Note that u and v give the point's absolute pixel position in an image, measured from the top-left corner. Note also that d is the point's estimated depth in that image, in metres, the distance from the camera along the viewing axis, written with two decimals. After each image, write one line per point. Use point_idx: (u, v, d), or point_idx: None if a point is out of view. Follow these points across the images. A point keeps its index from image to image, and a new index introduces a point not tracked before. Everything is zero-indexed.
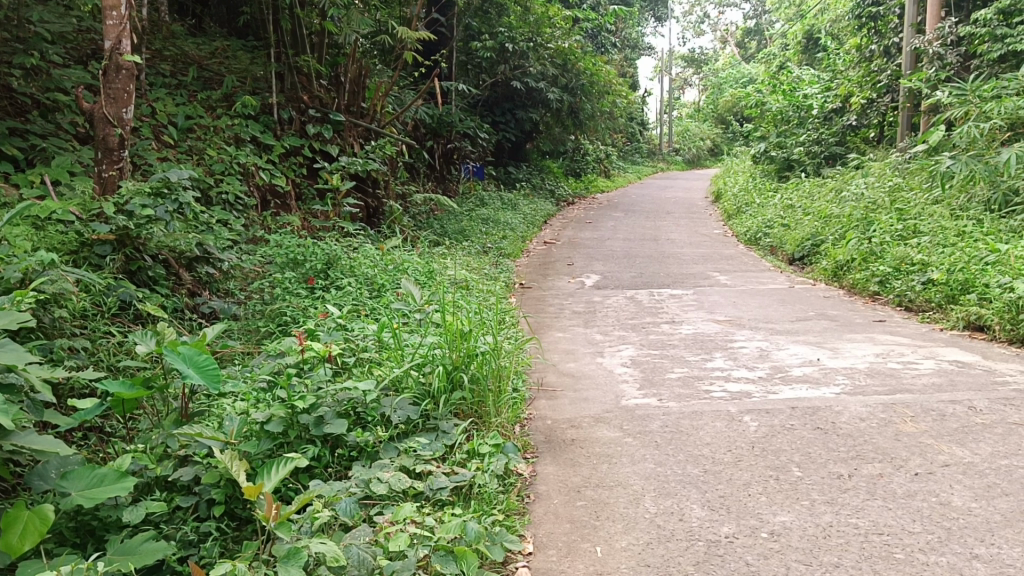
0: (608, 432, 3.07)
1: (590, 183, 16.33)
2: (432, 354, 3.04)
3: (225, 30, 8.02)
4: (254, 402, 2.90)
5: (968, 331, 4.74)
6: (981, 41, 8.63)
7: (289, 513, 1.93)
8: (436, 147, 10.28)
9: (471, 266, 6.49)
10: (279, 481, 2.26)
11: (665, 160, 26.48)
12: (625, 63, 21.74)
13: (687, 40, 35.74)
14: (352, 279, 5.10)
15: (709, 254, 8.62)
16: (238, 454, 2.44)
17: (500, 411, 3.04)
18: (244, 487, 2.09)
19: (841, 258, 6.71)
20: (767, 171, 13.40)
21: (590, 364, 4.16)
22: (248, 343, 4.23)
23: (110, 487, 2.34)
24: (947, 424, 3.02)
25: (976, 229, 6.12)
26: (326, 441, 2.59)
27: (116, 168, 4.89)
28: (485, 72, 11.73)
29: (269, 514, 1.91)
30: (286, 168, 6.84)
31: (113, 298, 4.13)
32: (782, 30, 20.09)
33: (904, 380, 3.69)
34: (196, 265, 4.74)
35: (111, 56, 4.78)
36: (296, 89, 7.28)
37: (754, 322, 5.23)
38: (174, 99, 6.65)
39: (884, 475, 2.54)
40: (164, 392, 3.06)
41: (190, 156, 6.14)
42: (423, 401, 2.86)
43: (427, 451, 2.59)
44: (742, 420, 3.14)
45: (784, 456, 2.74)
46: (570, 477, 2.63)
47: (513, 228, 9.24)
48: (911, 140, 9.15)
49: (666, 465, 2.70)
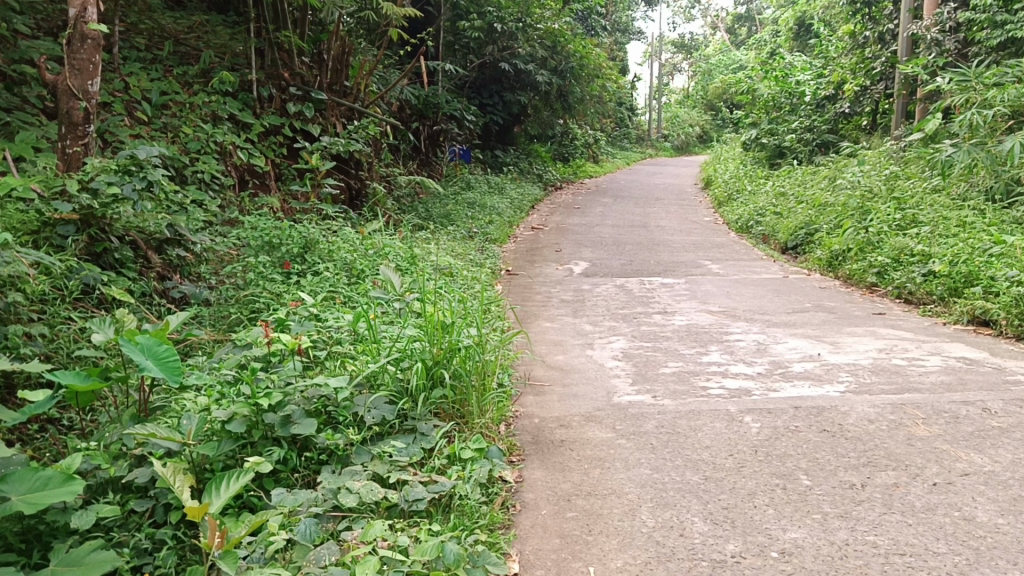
0: (600, 432, 2.87)
1: (579, 168, 16.12)
2: (411, 349, 2.82)
3: (204, 4, 7.67)
4: (217, 398, 2.65)
5: (972, 326, 4.57)
6: (980, 28, 8.43)
7: (233, 541, 1.75)
8: (422, 129, 10.08)
9: (456, 251, 6.27)
10: (232, 496, 2.05)
11: (653, 146, 26.24)
12: (615, 47, 21.46)
13: (678, 26, 35.47)
14: (330, 264, 4.84)
15: (700, 242, 8.41)
16: (182, 468, 2.24)
17: (485, 411, 2.82)
18: (188, 507, 1.90)
19: (836, 248, 6.54)
20: (758, 158, 13.21)
21: (580, 357, 3.94)
22: (215, 331, 3.99)
23: (54, 491, 2.11)
24: (962, 427, 2.83)
25: (978, 220, 5.94)
26: (293, 442, 2.37)
27: (80, 145, 4.59)
28: (473, 53, 11.41)
29: (210, 542, 1.72)
30: (265, 148, 6.57)
31: (76, 282, 3.87)
32: (774, 17, 19.90)
33: (911, 378, 3.50)
34: (166, 247, 4.47)
35: (75, 24, 4.47)
36: (276, 66, 7.04)
37: (748, 313, 5.03)
38: (149, 74, 6.34)
39: (901, 485, 2.34)
40: (124, 384, 2.83)
41: (164, 133, 5.87)
42: (400, 400, 2.63)
43: (403, 455, 2.36)
44: (743, 420, 2.94)
45: (790, 461, 2.54)
46: (560, 485, 2.43)
47: (500, 212, 9.00)
48: (907, 129, 8.98)
49: (663, 471, 2.49)
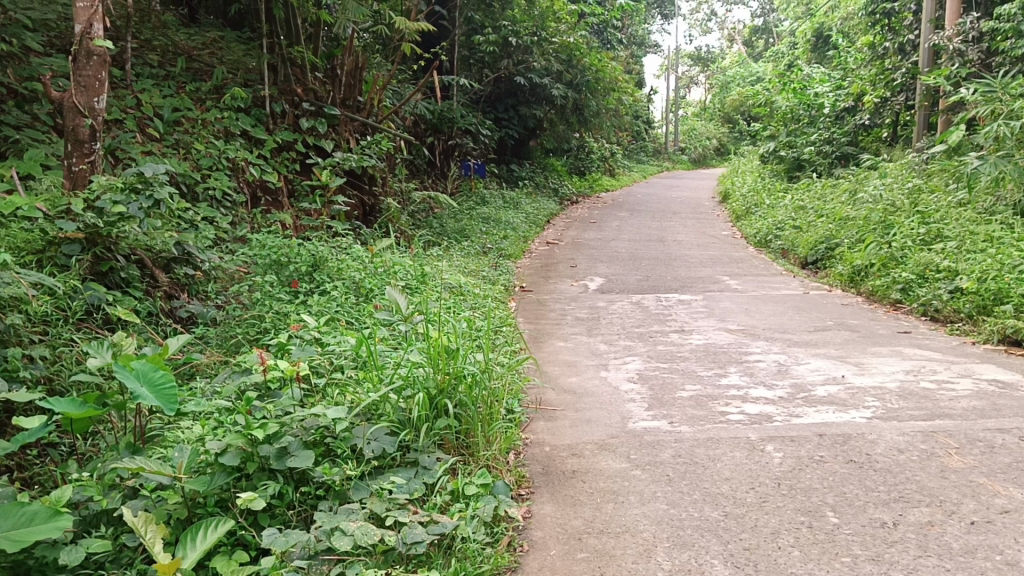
0: (613, 462, 2.73)
1: (595, 181, 16.00)
2: (414, 377, 2.70)
3: (219, 20, 7.56)
4: (214, 427, 2.55)
5: (1002, 346, 4.40)
6: (1004, 37, 8.26)
7: None
8: (436, 144, 9.99)
9: (469, 268, 6.15)
10: (209, 546, 1.95)
11: (670, 159, 26.08)
12: (632, 60, 21.39)
13: (694, 38, 35.40)
14: (337, 283, 4.74)
15: (718, 256, 8.26)
16: (163, 514, 2.12)
17: (491, 442, 2.69)
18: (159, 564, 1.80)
19: (859, 263, 6.38)
20: (777, 171, 13.04)
21: (594, 379, 3.80)
22: (219, 352, 3.88)
23: (41, 528, 1.99)
24: (998, 458, 2.67)
25: (1006, 234, 5.76)
26: (289, 476, 2.26)
27: (87, 162, 4.48)
28: (488, 67, 11.33)
29: None
30: (278, 164, 6.49)
31: (80, 302, 3.76)
32: (791, 29, 19.80)
33: (941, 402, 3.33)
34: (174, 265, 4.36)
35: (81, 40, 4.35)
36: (289, 82, 6.92)
37: (768, 332, 4.87)
38: (161, 90, 6.25)
39: (936, 524, 2.19)
40: (120, 409, 2.71)
41: (176, 150, 5.79)
42: (402, 431, 2.51)
43: (403, 492, 2.24)
44: (764, 450, 2.79)
45: (816, 496, 2.39)
46: (570, 521, 2.29)
47: (514, 227, 8.89)
48: (929, 141, 8.81)
49: (680, 506, 2.36)
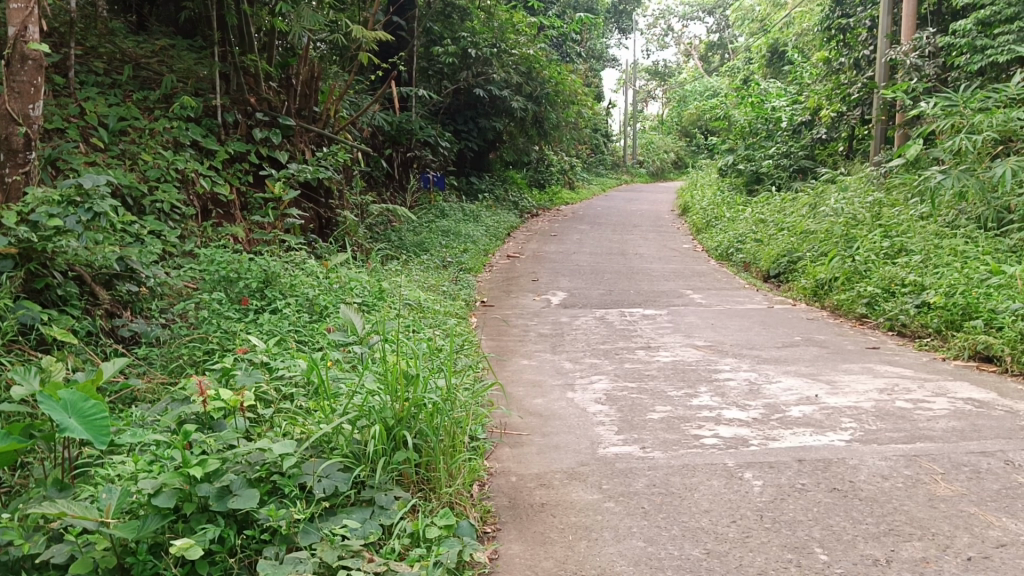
0: (584, 493, 2.56)
1: (555, 193, 15.93)
2: (370, 407, 2.51)
3: (170, 28, 7.13)
4: (147, 464, 2.30)
5: (974, 362, 4.34)
6: (960, 53, 8.33)
7: None
8: (395, 156, 9.78)
9: (429, 283, 5.96)
10: None
11: (629, 172, 26.07)
12: (591, 73, 21.44)
13: (651, 53, 35.73)
14: (290, 300, 4.50)
15: (679, 270, 8.17)
16: (90, 563, 1.88)
17: (455, 475, 2.50)
18: None
19: (822, 277, 6.30)
20: (735, 184, 13.08)
21: (560, 401, 3.62)
22: (162, 374, 3.62)
23: None
24: (987, 484, 2.55)
25: (970, 248, 5.75)
26: (231, 517, 2.05)
27: (21, 173, 4.18)
28: (447, 79, 11.16)
29: None
30: (230, 176, 6.24)
31: (12, 321, 3.47)
32: (747, 45, 20.05)
33: (920, 424, 3.22)
34: (116, 282, 4.08)
35: (14, 44, 4.01)
36: (242, 91, 6.63)
37: (736, 348, 4.74)
38: (107, 99, 5.89)
39: (931, 561, 2.06)
40: (48, 442, 2.43)
41: (122, 161, 5.49)
42: (356, 467, 2.31)
43: (358, 536, 2.05)
44: (743, 477, 2.64)
45: (802, 530, 2.24)
46: (541, 563, 2.13)
47: (475, 241, 8.72)
48: (886, 154, 8.81)
49: (658, 544, 2.20)
